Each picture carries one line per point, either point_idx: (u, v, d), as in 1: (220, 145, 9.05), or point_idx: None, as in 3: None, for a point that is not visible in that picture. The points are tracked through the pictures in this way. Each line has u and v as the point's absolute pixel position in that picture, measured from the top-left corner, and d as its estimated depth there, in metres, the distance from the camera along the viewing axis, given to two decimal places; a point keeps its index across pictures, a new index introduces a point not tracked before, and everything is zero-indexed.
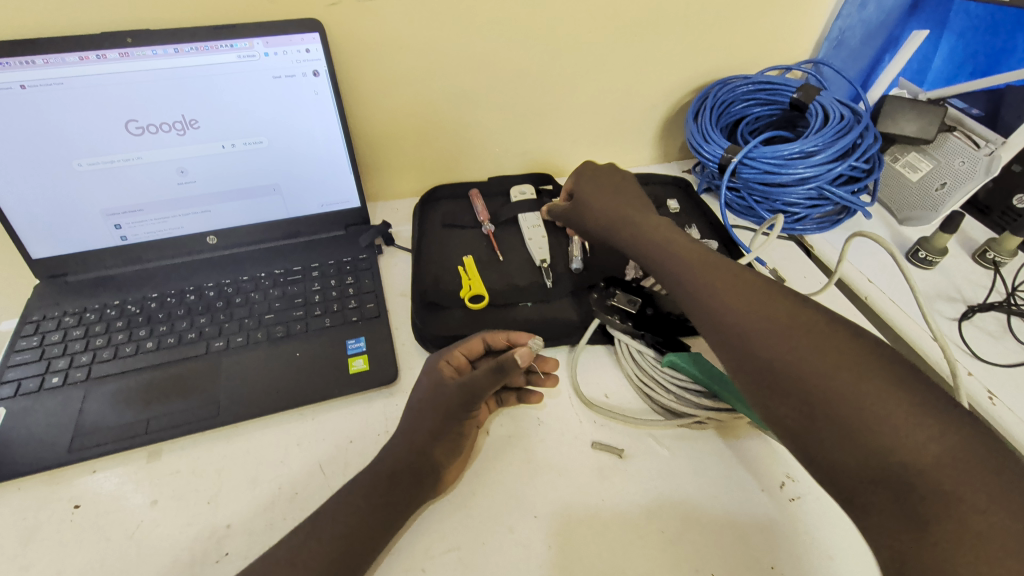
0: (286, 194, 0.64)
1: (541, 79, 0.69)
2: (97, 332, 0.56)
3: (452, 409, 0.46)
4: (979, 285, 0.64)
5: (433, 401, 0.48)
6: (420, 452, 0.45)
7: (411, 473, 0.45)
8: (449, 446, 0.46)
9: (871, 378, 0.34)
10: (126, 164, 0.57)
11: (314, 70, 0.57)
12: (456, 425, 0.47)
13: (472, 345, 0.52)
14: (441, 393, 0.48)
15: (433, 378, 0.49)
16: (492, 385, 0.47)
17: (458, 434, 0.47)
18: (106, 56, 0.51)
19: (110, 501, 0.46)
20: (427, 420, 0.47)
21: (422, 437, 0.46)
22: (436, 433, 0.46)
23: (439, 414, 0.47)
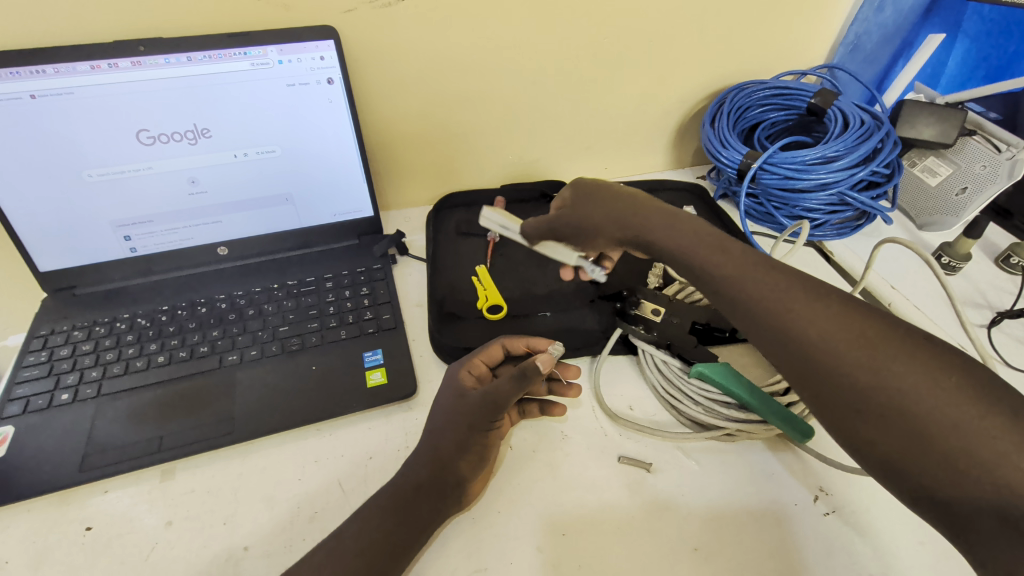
0: (298, 204, 0.63)
1: (556, 86, 0.68)
2: (107, 346, 0.55)
3: (478, 421, 0.45)
4: (1005, 290, 0.63)
5: (456, 414, 0.46)
6: (443, 468, 0.44)
7: (435, 490, 0.43)
8: (474, 462, 0.45)
9: (945, 381, 0.32)
10: (137, 175, 0.56)
11: (329, 77, 0.56)
12: (482, 438, 0.45)
13: (491, 352, 0.50)
14: (464, 404, 0.46)
15: (454, 390, 0.48)
16: (516, 392, 0.45)
17: (484, 448, 0.45)
18: (118, 64, 0.50)
19: (122, 522, 0.44)
20: (450, 433, 0.45)
21: (448, 453, 0.44)
22: (459, 448, 0.44)
23: (463, 426, 0.45)
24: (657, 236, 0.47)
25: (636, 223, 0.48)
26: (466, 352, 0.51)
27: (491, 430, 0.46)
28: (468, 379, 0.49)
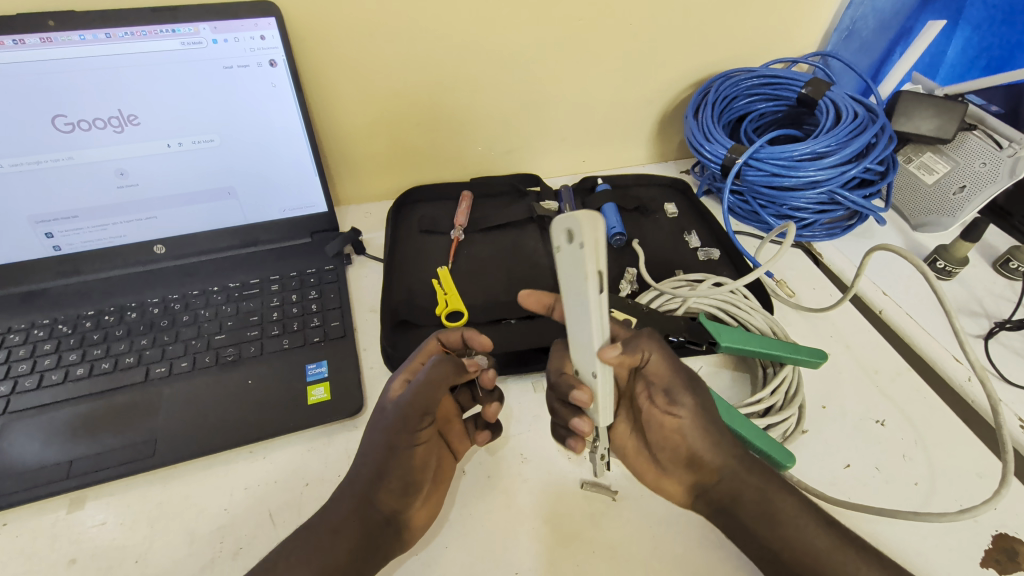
0: (243, 198, 0.56)
1: (527, 71, 0.63)
2: (21, 357, 0.50)
3: (392, 434, 0.40)
4: (1003, 298, 0.59)
5: (375, 431, 0.41)
6: (365, 498, 0.39)
7: (353, 518, 0.39)
8: (393, 490, 0.39)
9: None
10: (55, 167, 0.48)
11: (272, 59, 0.50)
12: (401, 458, 0.40)
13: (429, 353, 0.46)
14: (383, 412, 0.41)
15: (379, 401, 0.43)
16: (430, 388, 0.39)
17: (406, 471, 0.40)
18: (24, 41, 0.43)
19: (20, 561, 0.40)
20: (367, 454, 0.40)
21: (362, 484, 0.40)
22: (377, 471, 0.40)
23: (379, 441, 0.40)
24: (689, 433, 0.41)
25: (685, 410, 0.41)
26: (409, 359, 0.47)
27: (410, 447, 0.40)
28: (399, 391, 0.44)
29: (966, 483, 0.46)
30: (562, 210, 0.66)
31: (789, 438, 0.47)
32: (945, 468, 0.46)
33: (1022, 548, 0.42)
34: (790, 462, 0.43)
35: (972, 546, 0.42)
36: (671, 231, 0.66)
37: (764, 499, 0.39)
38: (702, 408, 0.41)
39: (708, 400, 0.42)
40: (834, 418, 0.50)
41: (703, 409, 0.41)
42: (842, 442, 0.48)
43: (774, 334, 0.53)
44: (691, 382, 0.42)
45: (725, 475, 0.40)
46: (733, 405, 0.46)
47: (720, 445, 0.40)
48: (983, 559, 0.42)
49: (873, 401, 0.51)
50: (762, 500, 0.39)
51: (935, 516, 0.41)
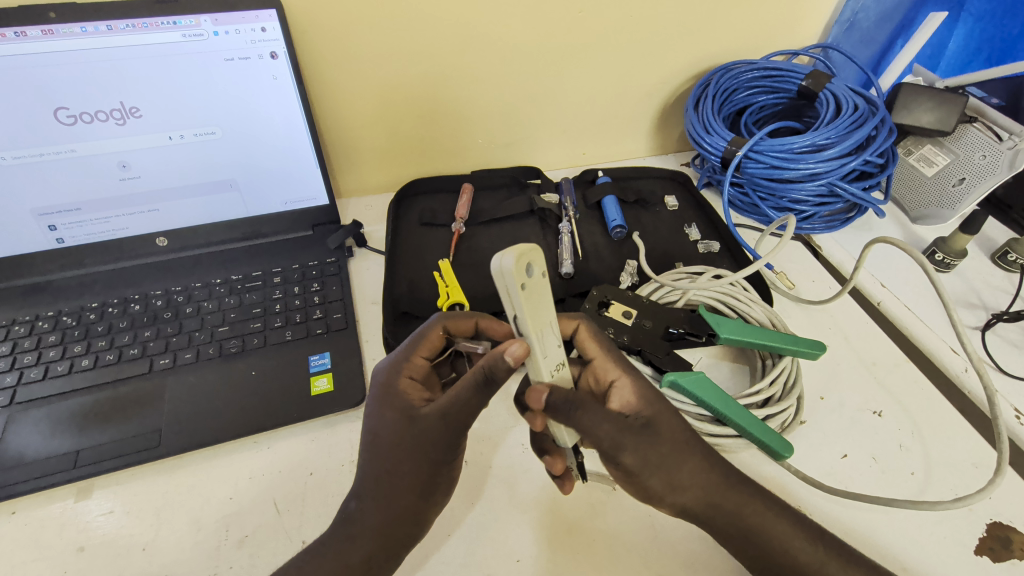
0: (245, 190, 0.57)
1: (528, 63, 0.63)
2: (26, 349, 0.50)
3: (441, 452, 0.38)
4: (1001, 290, 0.59)
5: (415, 445, 0.38)
6: (411, 513, 0.38)
7: (394, 532, 0.38)
8: (438, 496, 0.39)
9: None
10: (59, 159, 0.49)
11: (272, 51, 0.50)
12: (446, 468, 0.39)
13: (432, 341, 0.43)
14: (419, 428, 0.38)
15: (402, 408, 0.39)
16: (482, 403, 0.36)
17: (449, 475, 0.39)
18: (26, 33, 0.43)
19: (29, 548, 0.41)
20: (407, 474, 0.38)
21: (405, 503, 0.38)
22: (423, 486, 0.38)
23: (424, 460, 0.38)
24: (639, 478, 0.38)
25: (630, 464, 0.37)
26: (398, 347, 0.43)
27: (454, 457, 0.39)
28: (414, 393, 0.41)
29: (962, 472, 0.46)
30: (562, 203, 0.67)
31: (786, 428, 0.48)
32: (941, 459, 0.47)
33: (1016, 536, 0.43)
34: (788, 452, 0.44)
35: (966, 534, 0.43)
36: (671, 223, 0.66)
37: (738, 522, 0.38)
38: (649, 458, 0.37)
39: (660, 445, 0.38)
40: (832, 409, 0.50)
41: (650, 458, 0.37)
42: (840, 432, 0.49)
43: (773, 326, 0.53)
44: (637, 433, 0.37)
45: (689, 507, 0.38)
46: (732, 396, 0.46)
47: (680, 484, 0.38)
48: (977, 546, 0.42)
49: (870, 392, 0.52)
50: (734, 523, 0.38)
51: (930, 505, 0.42)
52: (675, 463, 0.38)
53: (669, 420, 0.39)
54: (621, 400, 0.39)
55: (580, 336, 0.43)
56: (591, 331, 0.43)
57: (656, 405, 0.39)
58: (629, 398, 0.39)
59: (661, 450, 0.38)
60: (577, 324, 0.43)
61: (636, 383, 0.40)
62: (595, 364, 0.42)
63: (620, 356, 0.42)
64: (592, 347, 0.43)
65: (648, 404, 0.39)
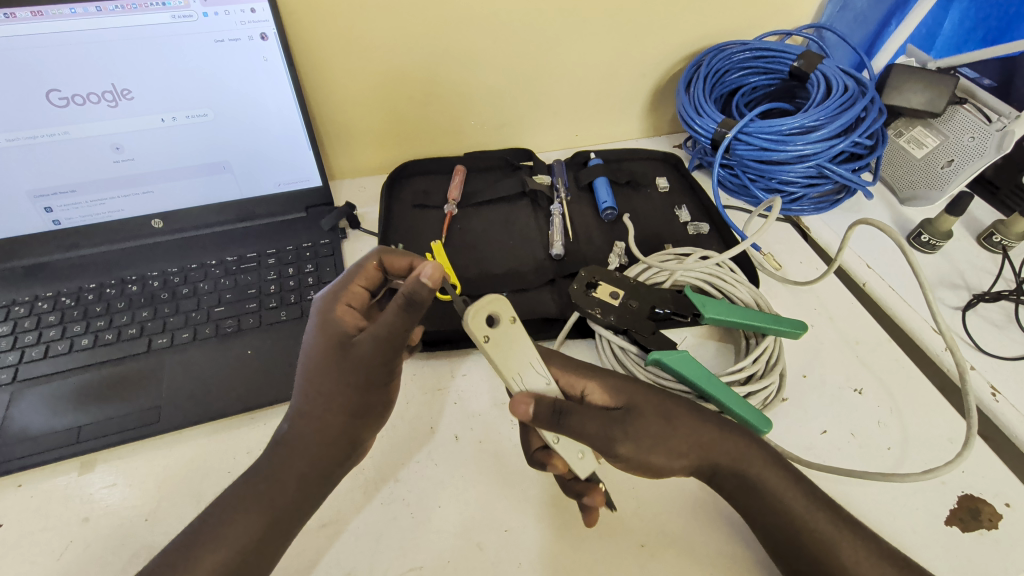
0: (238, 172, 0.57)
1: (520, 45, 0.63)
2: (27, 328, 0.51)
3: (373, 372, 0.41)
4: (984, 271, 0.60)
5: (345, 370, 0.41)
6: (343, 437, 0.41)
7: (336, 458, 0.41)
8: (372, 421, 0.43)
9: (868, 558, 0.37)
10: (52, 142, 0.49)
11: (263, 33, 0.49)
12: (379, 390, 0.42)
13: (368, 273, 0.46)
14: (355, 355, 0.40)
15: (336, 334, 0.42)
16: (408, 325, 0.39)
17: (382, 397, 0.43)
18: (16, 15, 0.43)
19: (35, 519, 0.43)
20: (339, 400, 0.41)
21: (340, 429, 0.41)
22: (357, 410, 0.41)
23: (356, 382, 0.41)
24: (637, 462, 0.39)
25: (627, 454, 0.39)
26: (334, 282, 0.46)
27: (386, 382, 0.42)
28: (349, 319, 0.43)
29: (936, 447, 0.48)
30: (554, 184, 0.67)
31: (767, 405, 0.49)
32: (917, 433, 0.49)
33: (986, 507, 0.44)
34: (767, 427, 0.45)
35: (938, 505, 0.45)
36: (662, 205, 0.67)
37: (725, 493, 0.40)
38: (641, 441, 0.39)
39: (645, 425, 0.40)
40: (814, 387, 0.52)
41: (643, 439, 0.39)
42: (820, 409, 0.50)
43: (757, 306, 0.54)
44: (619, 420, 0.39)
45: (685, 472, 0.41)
46: (724, 385, 0.47)
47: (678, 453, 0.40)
48: (948, 517, 0.44)
49: (852, 370, 0.53)
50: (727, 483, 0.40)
51: (901, 477, 0.44)
52: (669, 438, 0.40)
53: (651, 401, 0.42)
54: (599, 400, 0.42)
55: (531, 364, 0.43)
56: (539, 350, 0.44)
57: (633, 393, 0.42)
58: (605, 398, 0.42)
59: (648, 427, 0.40)
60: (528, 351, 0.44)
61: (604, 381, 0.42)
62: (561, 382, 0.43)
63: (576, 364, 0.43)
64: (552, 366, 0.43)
65: (625, 398, 0.42)
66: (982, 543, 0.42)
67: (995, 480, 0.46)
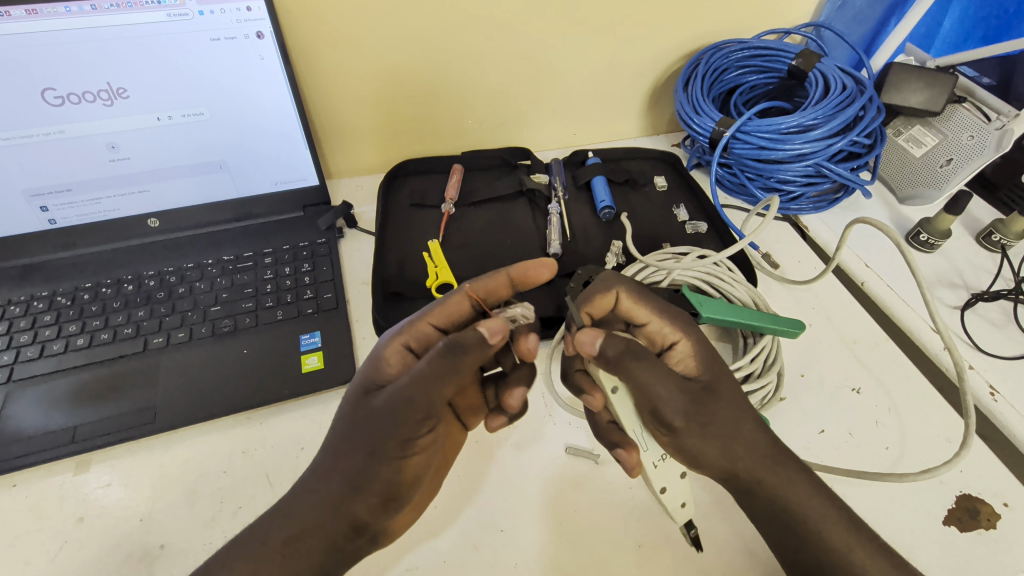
0: (235, 171, 0.57)
1: (518, 43, 0.63)
2: (22, 328, 0.51)
3: (377, 443, 0.38)
4: (983, 270, 0.60)
5: (358, 424, 0.39)
6: (341, 508, 0.37)
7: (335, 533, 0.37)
8: (380, 502, 0.38)
9: (864, 558, 0.37)
10: (47, 141, 0.49)
11: (258, 31, 0.49)
12: (383, 468, 0.38)
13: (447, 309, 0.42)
14: (371, 405, 0.39)
15: (372, 376, 0.41)
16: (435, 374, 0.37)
17: (376, 484, 0.38)
18: (10, 13, 0.43)
19: (30, 519, 0.43)
20: (345, 461, 0.38)
21: (337, 495, 0.38)
22: (353, 485, 0.38)
23: (361, 444, 0.38)
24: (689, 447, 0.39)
25: (679, 426, 0.39)
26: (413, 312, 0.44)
27: (396, 455, 0.38)
28: (395, 362, 0.42)
29: (934, 446, 0.48)
30: (552, 183, 0.67)
31: (765, 405, 0.49)
32: (915, 433, 0.48)
33: (984, 507, 0.44)
34: None
35: (935, 504, 0.44)
36: (660, 204, 0.67)
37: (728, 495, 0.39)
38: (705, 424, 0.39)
39: (716, 410, 0.39)
40: (812, 386, 0.52)
41: (705, 420, 0.39)
42: (819, 408, 0.50)
43: (754, 305, 0.54)
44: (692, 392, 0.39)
45: (736, 474, 0.40)
46: None
47: (730, 451, 0.39)
48: (945, 517, 0.44)
49: (850, 369, 0.53)
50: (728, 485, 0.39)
51: (898, 477, 0.43)
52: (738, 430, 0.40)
53: (731, 387, 0.41)
54: (681, 360, 0.42)
55: (621, 304, 0.43)
56: (632, 296, 0.42)
57: (719, 372, 0.41)
58: (690, 362, 0.41)
59: (718, 413, 0.39)
60: (623, 290, 0.43)
61: (696, 346, 0.41)
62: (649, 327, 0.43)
63: (679, 315, 0.43)
64: (642, 312, 0.42)
65: (708, 369, 0.41)
66: (979, 543, 0.42)
67: (993, 480, 0.45)
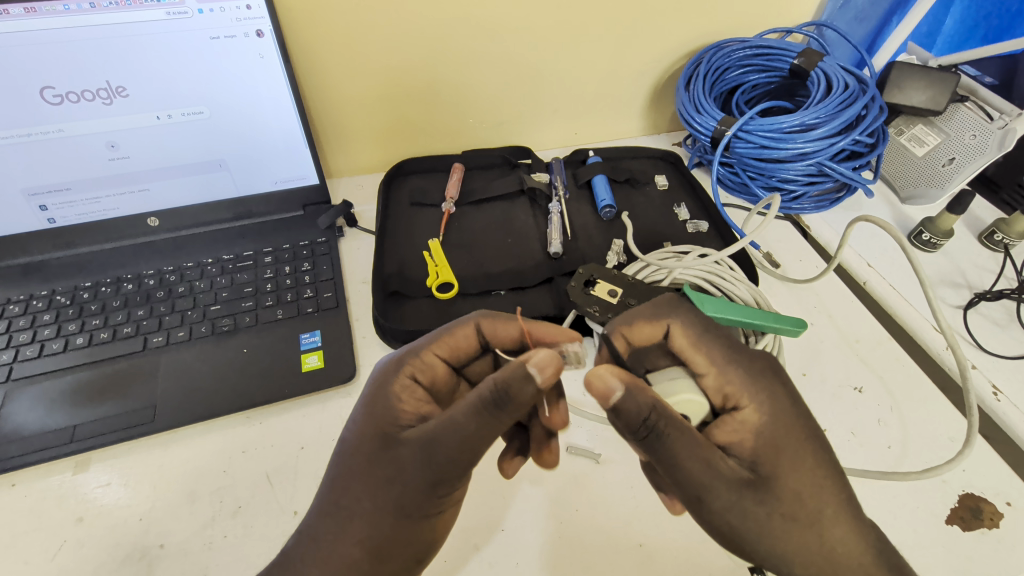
0: (235, 170, 0.57)
1: (518, 42, 0.63)
2: (21, 327, 0.51)
3: (409, 503, 0.36)
4: (986, 269, 0.59)
5: (383, 482, 0.36)
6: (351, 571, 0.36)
7: None
8: (401, 560, 0.37)
9: None
10: (47, 140, 0.49)
11: (258, 30, 0.49)
12: (414, 528, 0.37)
13: (453, 339, 0.42)
14: (399, 460, 0.36)
15: (390, 423, 0.38)
16: (476, 432, 0.35)
17: (409, 540, 0.37)
18: (9, 11, 0.42)
19: (28, 519, 0.42)
20: (364, 522, 0.36)
21: (353, 557, 0.36)
22: (378, 547, 0.36)
23: (390, 505, 0.36)
24: (732, 535, 0.35)
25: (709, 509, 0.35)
26: (414, 343, 0.42)
27: (425, 513, 0.37)
28: (408, 407, 0.39)
29: (937, 445, 0.47)
30: (552, 183, 0.67)
31: None
32: (918, 432, 0.48)
33: (987, 506, 0.44)
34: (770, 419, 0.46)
35: (938, 504, 0.44)
36: (661, 204, 0.66)
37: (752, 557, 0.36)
38: (749, 513, 0.35)
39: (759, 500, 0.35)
40: (814, 385, 0.51)
41: (742, 507, 0.35)
42: (822, 407, 0.50)
43: (756, 304, 0.54)
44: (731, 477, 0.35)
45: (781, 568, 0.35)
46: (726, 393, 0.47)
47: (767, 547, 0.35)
48: (948, 516, 0.44)
49: (852, 369, 0.52)
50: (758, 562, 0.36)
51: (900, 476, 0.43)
52: (790, 524, 0.35)
53: (790, 473, 0.36)
54: (736, 428, 0.38)
55: (675, 341, 0.41)
56: (691, 337, 0.40)
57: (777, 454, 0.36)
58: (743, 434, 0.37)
59: (759, 502, 0.35)
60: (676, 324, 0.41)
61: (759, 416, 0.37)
62: (708, 379, 0.39)
63: (743, 369, 0.39)
64: (703, 361, 0.40)
65: (768, 448, 0.36)
66: (982, 543, 0.42)
67: (996, 479, 0.45)
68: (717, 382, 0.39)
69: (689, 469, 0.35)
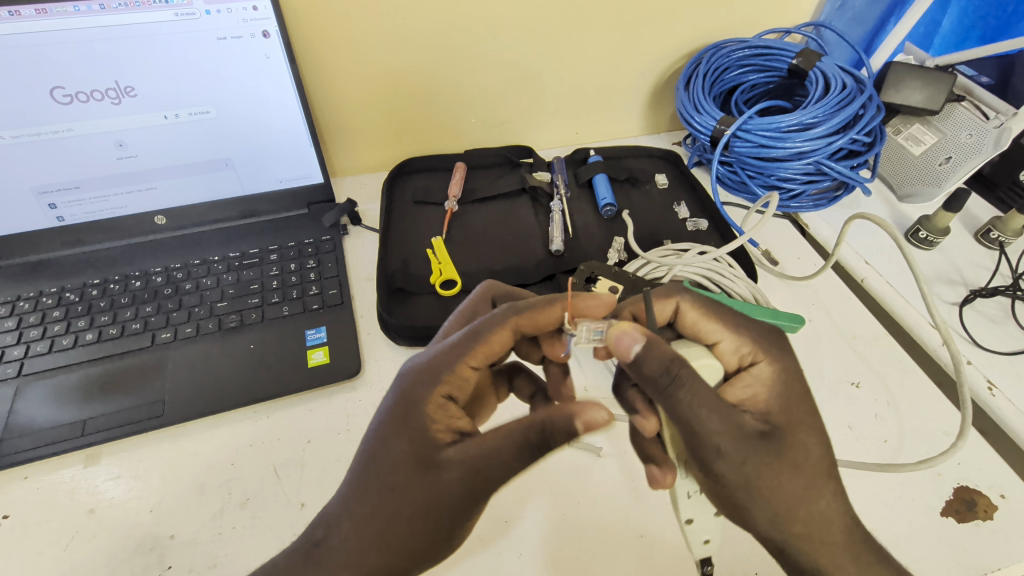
0: (241, 168, 0.58)
1: (520, 42, 0.63)
2: (31, 323, 0.52)
3: (450, 526, 0.35)
4: (982, 267, 0.60)
5: (421, 506, 0.34)
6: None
7: None
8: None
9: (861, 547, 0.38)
10: (57, 139, 0.50)
11: (265, 30, 0.50)
12: (444, 548, 0.35)
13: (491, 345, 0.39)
14: (445, 484, 0.34)
15: (427, 442, 0.35)
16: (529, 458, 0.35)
17: (433, 562, 0.36)
18: (21, 12, 0.43)
19: (41, 511, 0.43)
20: (383, 541, 0.34)
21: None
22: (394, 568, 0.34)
23: (427, 528, 0.34)
24: (739, 492, 0.34)
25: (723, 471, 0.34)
26: (447, 347, 0.39)
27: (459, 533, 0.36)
28: (444, 422, 0.37)
29: (932, 439, 0.48)
30: (554, 181, 0.67)
31: None
32: (914, 426, 0.49)
33: (981, 498, 0.45)
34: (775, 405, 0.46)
35: (933, 496, 0.45)
36: (662, 202, 0.67)
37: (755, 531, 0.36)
38: (766, 472, 0.34)
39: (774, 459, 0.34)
40: (811, 380, 0.52)
41: (757, 466, 0.34)
42: (819, 402, 0.51)
43: (754, 301, 0.54)
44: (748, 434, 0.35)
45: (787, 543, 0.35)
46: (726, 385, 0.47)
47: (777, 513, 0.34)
48: (943, 508, 0.44)
49: (849, 364, 0.53)
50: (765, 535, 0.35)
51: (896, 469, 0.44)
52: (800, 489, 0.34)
53: (802, 435, 0.36)
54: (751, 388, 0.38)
55: (687, 313, 0.41)
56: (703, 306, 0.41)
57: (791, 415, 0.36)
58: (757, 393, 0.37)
59: (775, 460, 0.34)
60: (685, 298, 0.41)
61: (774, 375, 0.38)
62: (722, 343, 0.40)
63: (758, 333, 0.39)
64: (718, 327, 0.40)
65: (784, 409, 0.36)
66: (975, 534, 0.43)
67: (990, 473, 0.46)
68: (731, 345, 0.40)
69: (705, 425, 0.34)
